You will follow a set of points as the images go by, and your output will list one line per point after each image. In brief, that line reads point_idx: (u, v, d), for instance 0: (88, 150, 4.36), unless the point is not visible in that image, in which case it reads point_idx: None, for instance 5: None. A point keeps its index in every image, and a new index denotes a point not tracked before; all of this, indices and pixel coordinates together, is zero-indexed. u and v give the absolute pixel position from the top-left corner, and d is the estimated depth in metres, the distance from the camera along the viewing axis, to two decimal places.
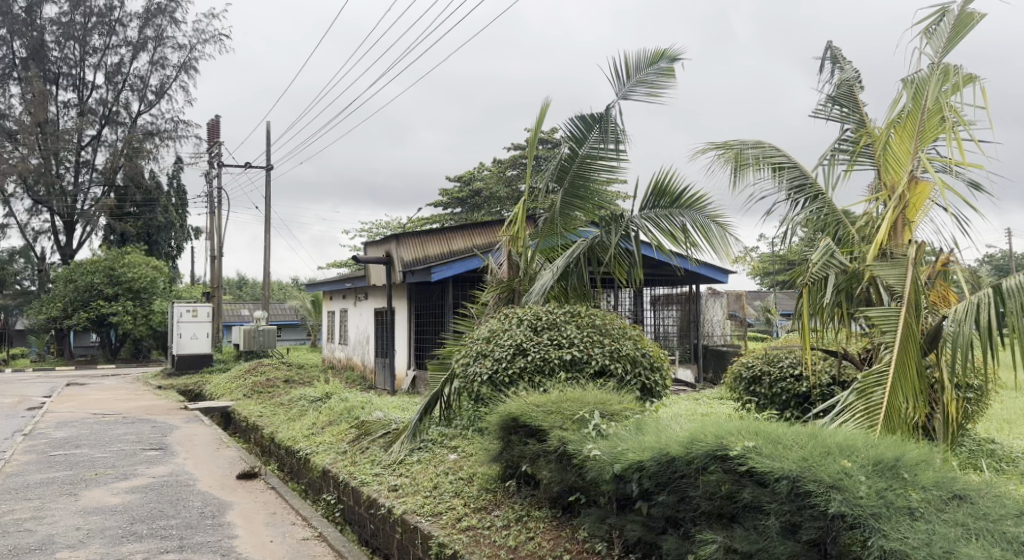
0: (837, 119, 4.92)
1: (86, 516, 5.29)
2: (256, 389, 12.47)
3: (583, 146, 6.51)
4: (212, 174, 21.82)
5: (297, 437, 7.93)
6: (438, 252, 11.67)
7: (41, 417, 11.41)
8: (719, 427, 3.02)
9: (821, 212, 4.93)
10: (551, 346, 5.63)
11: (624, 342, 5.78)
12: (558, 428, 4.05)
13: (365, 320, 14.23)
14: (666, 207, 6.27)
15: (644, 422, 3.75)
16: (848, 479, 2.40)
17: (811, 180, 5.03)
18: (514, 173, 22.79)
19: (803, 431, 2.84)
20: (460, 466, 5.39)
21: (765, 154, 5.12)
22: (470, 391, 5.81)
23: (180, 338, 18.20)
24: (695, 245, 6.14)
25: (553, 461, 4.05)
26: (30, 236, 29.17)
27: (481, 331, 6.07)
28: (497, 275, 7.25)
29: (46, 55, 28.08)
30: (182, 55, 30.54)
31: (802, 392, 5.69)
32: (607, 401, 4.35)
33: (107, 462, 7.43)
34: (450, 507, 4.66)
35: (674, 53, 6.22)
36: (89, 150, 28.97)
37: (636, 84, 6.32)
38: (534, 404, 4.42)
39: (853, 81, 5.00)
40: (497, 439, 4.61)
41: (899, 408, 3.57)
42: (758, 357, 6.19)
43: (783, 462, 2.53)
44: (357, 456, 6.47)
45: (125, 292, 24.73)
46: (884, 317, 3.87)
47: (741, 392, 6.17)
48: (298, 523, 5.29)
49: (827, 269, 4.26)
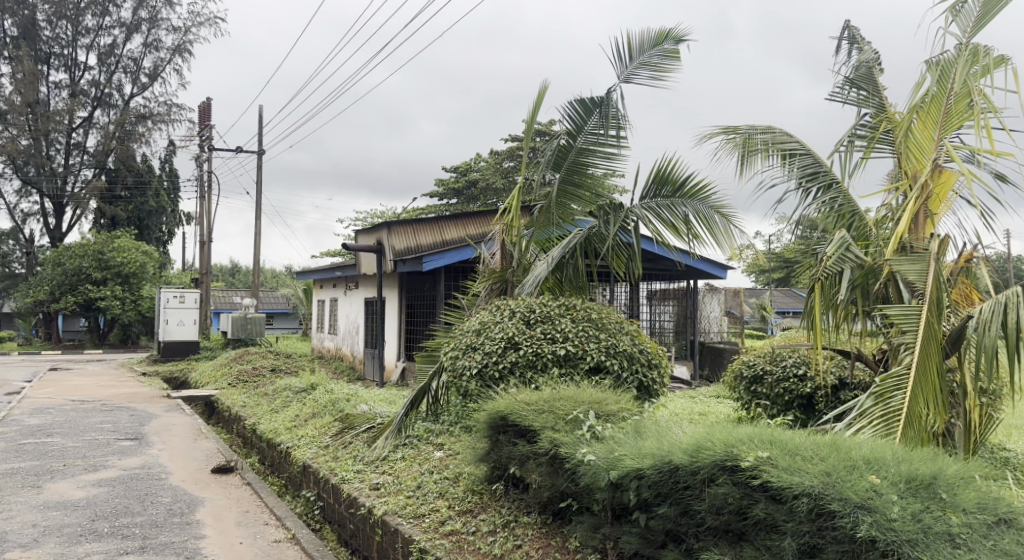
0: (855, 102, 4.65)
1: (45, 512, 4.98)
2: (242, 378, 12.16)
3: (581, 131, 6.22)
4: (202, 157, 21.42)
5: (279, 429, 7.63)
6: (429, 242, 11.33)
7: (18, 403, 11.07)
8: (731, 433, 2.72)
9: (835, 203, 4.66)
10: (544, 340, 5.32)
11: (621, 338, 5.48)
12: (550, 430, 3.75)
13: (355, 309, 13.93)
14: (668, 196, 5.98)
15: (643, 424, 3.45)
16: (879, 498, 2.10)
17: (825, 168, 4.77)
18: (511, 164, 22.51)
19: (823, 441, 2.55)
20: (446, 466, 5.09)
21: (775, 140, 4.86)
22: (458, 386, 5.52)
23: (167, 325, 17.79)
24: (698, 237, 5.84)
25: (544, 464, 3.76)
26: (19, 218, 28.68)
27: (471, 323, 5.77)
28: (489, 265, 6.92)
29: (37, 34, 27.55)
30: (176, 37, 30.05)
31: (806, 393, 5.42)
32: (602, 400, 4.04)
33: (78, 453, 7.12)
34: (434, 509, 4.36)
35: (679, 34, 5.93)
36: (80, 133, 28.41)
37: (639, 65, 6.01)
38: (525, 403, 4.12)
39: (872, 63, 4.72)
40: (485, 438, 4.32)
41: (921, 415, 3.27)
42: (760, 355, 5.92)
43: (803, 477, 2.23)
44: (340, 452, 6.17)
45: (114, 276, 24.34)
46: (903, 315, 3.58)
47: (741, 391, 5.90)
48: (271, 523, 4.99)
49: (842, 263, 3.98)
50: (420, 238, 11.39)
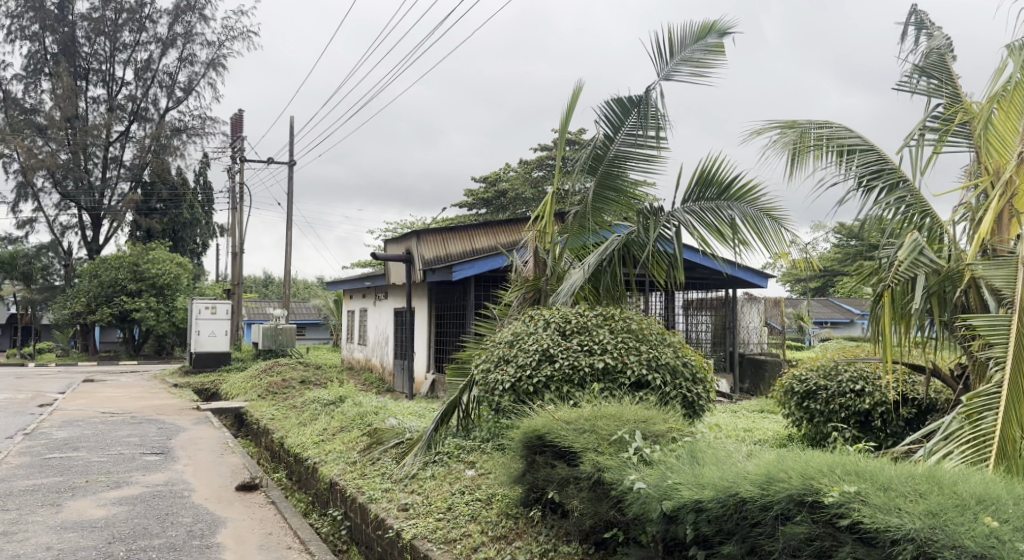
0: (925, 92, 4.44)
1: (62, 533, 4.77)
2: (271, 390, 11.99)
3: (619, 132, 5.92)
4: (235, 169, 21.48)
5: (306, 443, 7.38)
6: (459, 251, 11.06)
7: (49, 415, 11.01)
8: (809, 460, 2.39)
9: (902, 202, 4.33)
10: (581, 353, 4.99)
11: (663, 350, 5.14)
12: (592, 453, 3.42)
13: (384, 320, 13.72)
14: (713, 199, 5.63)
15: (699, 447, 3.11)
16: (1004, 547, 1.78)
17: (893, 165, 4.46)
18: (540, 173, 22.25)
19: (919, 472, 2.20)
20: (478, 486, 4.78)
21: (835, 136, 4.56)
22: (490, 401, 5.21)
23: (199, 336, 17.75)
24: (745, 243, 5.47)
25: (585, 490, 3.42)
26: (58, 231, 29.09)
27: (504, 334, 5.47)
28: (521, 273, 6.57)
29: (77, 51, 27.97)
30: (211, 52, 30.34)
31: (864, 409, 5.04)
32: (648, 419, 3.70)
33: (102, 468, 6.94)
34: (466, 534, 4.06)
35: (724, 27, 5.59)
36: (118, 147, 28.73)
37: (681, 61, 5.69)
38: (563, 421, 3.79)
39: (944, 49, 4.51)
40: (520, 459, 3.97)
41: (1017, 439, 2.88)
42: (813, 369, 5.53)
43: (903, 517, 1.91)
44: (367, 469, 5.89)
45: (149, 288, 24.53)
46: (990, 326, 3.20)
47: (791, 408, 5.50)
48: (295, 547, 4.73)
49: (915, 269, 3.64)
50: (450, 247, 11.12)
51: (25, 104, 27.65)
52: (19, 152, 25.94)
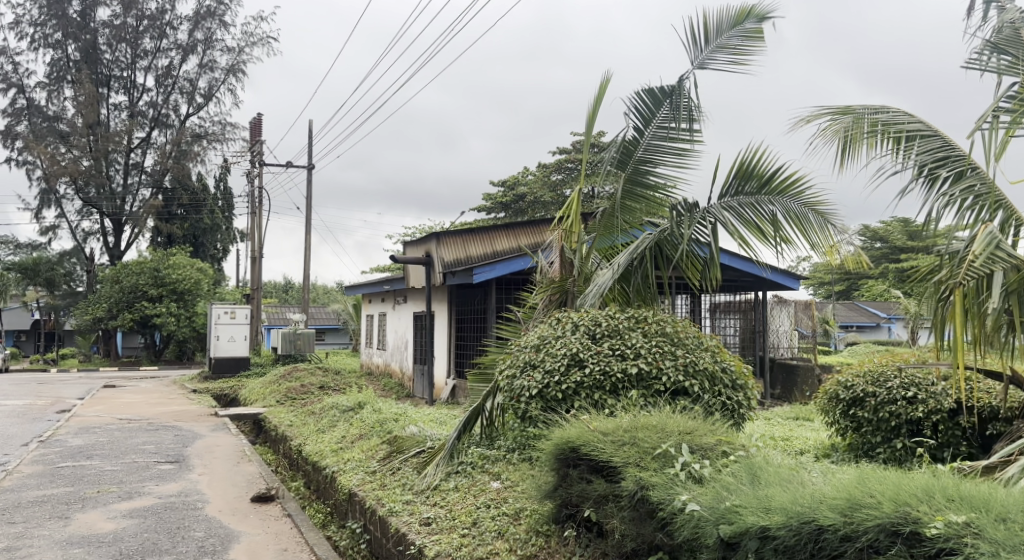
0: (998, 69, 4.26)
1: (67, 549, 4.53)
2: (290, 396, 11.76)
3: (649, 125, 5.60)
4: (254, 174, 21.37)
5: (324, 451, 7.12)
6: (480, 254, 10.75)
7: (65, 422, 10.84)
8: (898, 480, 2.16)
9: (976, 188, 4.01)
10: (613, 358, 4.68)
11: (700, 355, 4.80)
12: (634, 469, 3.12)
13: (403, 324, 13.48)
14: (753, 193, 5.29)
15: (756, 463, 2.83)
16: None
17: (960, 152, 4.18)
18: (559, 177, 21.96)
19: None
20: (504, 499, 4.48)
21: (892, 122, 4.30)
22: (516, 408, 4.89)
23: (218, 341, 17.60)
24: (787, 240, 5.14)
25: (627, 509, 3.12)
26: (80, 237, 29.19)
27: (529, 338, 5.16)
28: (547, 274, 6.22)
29: (98, 57, 28.04)
30: (231, 57, 30.40)
31: (917, 417, 4.68)
32: (694, 431, 3.39)
33: (115, 477, 6.71)
34: (492, 552, 3.75)
35: (763, 11, 5.26)
36: (139, 153, 28.79)
37: (717, 49, 5.38)
38: (600, 432, 3.46)
39: (1020, 23, 4.33)
40: (550, 472, 3.64)
41: None
42: (859, 374, 5.16)
43: None
44: (388, 479, 5.60)
45: (169, 293, 24.55)
46: None
47: (837, 416, 5.16)
48: None
49: (991, 264, 3.35)
50: (472, 249, 10.83)
51: (48, 111, 27.72)
52: (42, 158, 26.06)
